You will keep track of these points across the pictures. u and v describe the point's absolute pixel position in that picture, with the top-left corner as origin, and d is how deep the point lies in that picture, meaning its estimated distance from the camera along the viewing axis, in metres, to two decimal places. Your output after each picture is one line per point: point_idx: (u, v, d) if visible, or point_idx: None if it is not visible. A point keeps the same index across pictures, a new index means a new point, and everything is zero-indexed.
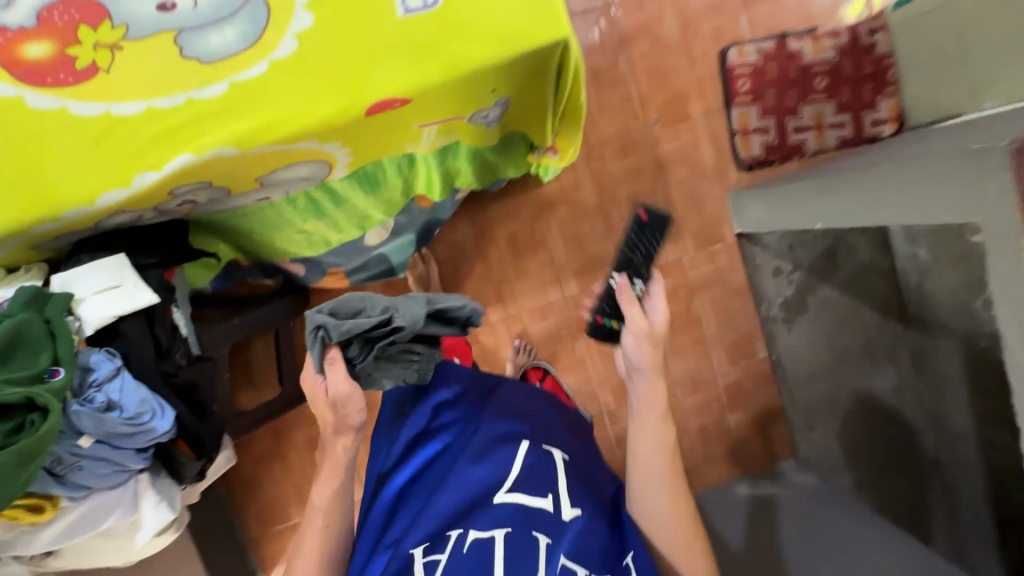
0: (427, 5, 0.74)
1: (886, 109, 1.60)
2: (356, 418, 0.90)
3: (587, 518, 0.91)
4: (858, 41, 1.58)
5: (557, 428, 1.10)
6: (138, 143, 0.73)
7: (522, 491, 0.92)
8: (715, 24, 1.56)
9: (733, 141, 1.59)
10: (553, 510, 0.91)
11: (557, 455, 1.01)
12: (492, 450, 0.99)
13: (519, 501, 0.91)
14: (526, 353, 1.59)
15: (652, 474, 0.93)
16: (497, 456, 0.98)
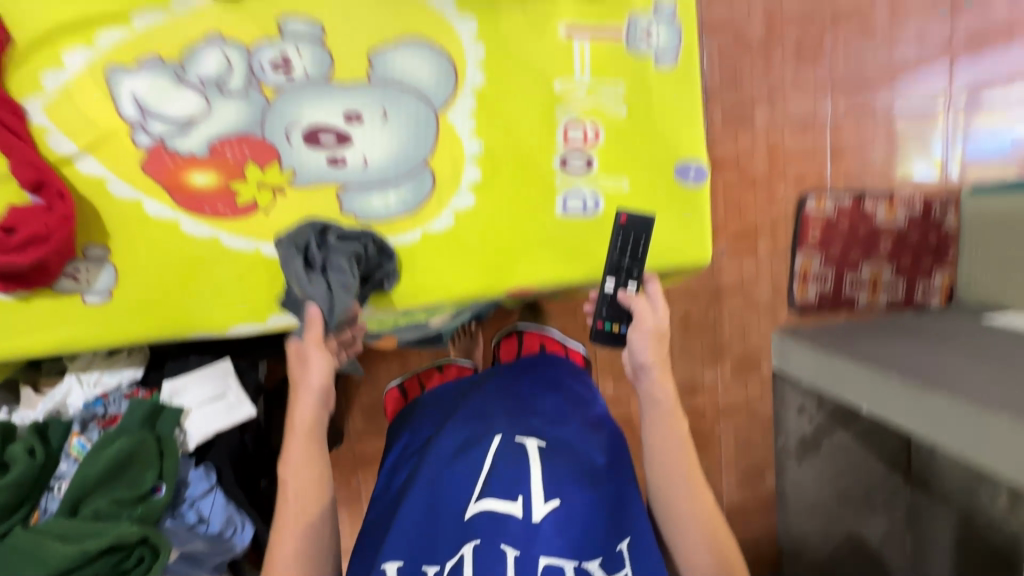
0: (587, 210, 0.76)
1: (938, 283, 1.67)
2: (321, 381, 0.63)
3: (568, 511, 0.63)
4: (929, 214, 1.63)
5: (555, 400, 0.80)
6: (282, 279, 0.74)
7: (492, 493, 0.63)
8: (799, 169, 1.59)
9: (791, 284, 1.63)
10: (523, 514, 0.62)
11: (534, 442, 0.69)
12: (452, 462, 0.68)
13: (490, 515, 0.61)
14: None
15: (663, 468, 0.67)
16: (469, 449, 0.69)
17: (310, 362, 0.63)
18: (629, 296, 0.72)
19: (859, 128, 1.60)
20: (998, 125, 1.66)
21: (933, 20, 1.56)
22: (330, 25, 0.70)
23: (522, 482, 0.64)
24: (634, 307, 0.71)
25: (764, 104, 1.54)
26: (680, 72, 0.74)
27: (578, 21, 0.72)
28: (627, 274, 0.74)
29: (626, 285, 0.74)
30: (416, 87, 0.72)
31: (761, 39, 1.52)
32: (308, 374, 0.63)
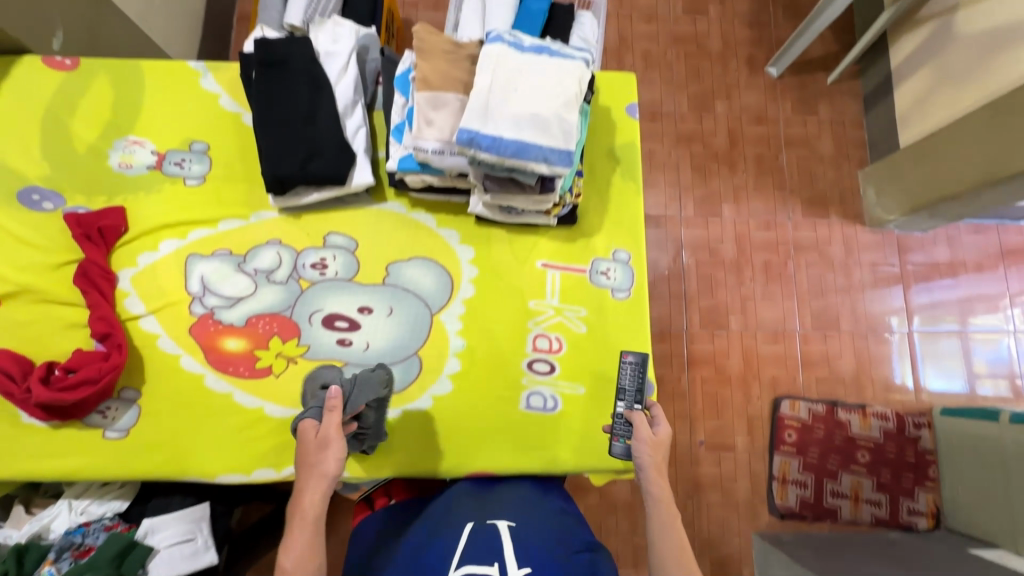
0: (547, 408, 0.88)
1: (923, 503, 1.65)
2: (334, 469, 0.66)
3: None
4: (904, 429, 1.68)
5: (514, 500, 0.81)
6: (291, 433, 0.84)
7: (471, 561, 0.63)
8: (773, 373, 1.71)
9: (770, 485, 1.64)
10: None
11: (501, 523, 0.71)
12: (429, 546, 0.68)
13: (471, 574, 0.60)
14: None
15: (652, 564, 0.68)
16: (445, 538, 0.69)
17: (330, 445, 0.67)
18: (636, 414, 0.79)
19: (827, 341, 1.74)
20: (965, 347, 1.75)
21: (885, 258, 1.80)
22: (361, 241, 0.92)
23: (495, 551, 0.64)
24: (638, 417, 0.79)
25: (737, 312, 1.74)
26: (632, 304, 0.92)
27: (552, 258, 0.92)
28: (631, 399, 0.83)
29: (632, 407, 0.81)
30: (419, 293, 0.91)
31: (733, 258, 1.77)
32: (324, 458, 0.66)
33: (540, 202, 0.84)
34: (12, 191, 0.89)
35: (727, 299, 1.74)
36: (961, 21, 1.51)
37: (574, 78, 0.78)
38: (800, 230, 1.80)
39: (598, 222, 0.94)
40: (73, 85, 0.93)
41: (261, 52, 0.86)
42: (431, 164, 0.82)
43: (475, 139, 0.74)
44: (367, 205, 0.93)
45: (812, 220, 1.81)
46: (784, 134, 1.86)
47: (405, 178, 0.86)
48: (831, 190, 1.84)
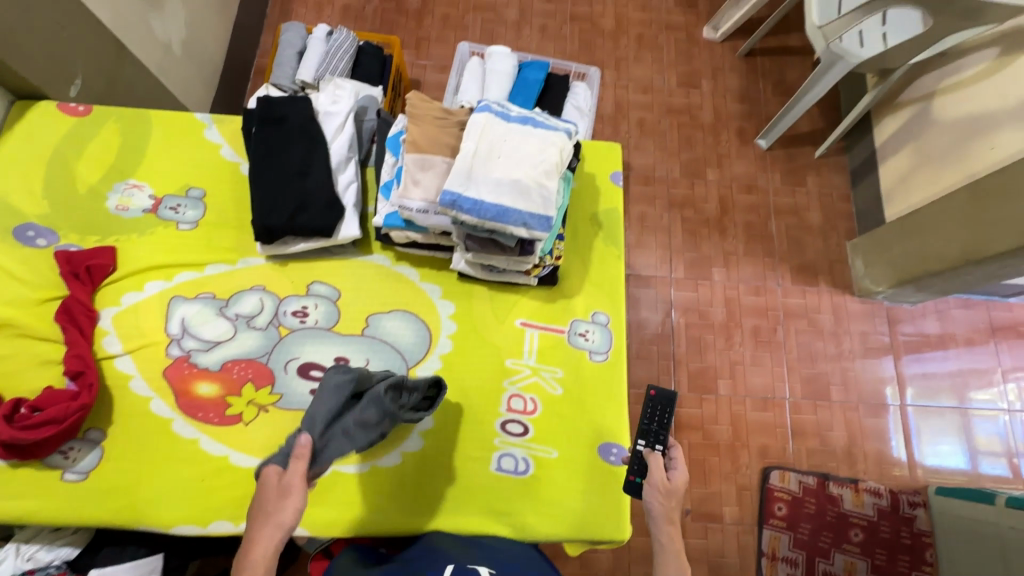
0: (517, 471, 0.86)
1: None
2: (291, 521, 0.64)
3: None
4: (898, 508, 1.62)
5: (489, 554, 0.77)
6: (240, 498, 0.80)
7: None
8: (762, 441, 1.67)
9: (759, 561, 1.57)
10: None
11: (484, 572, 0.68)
12: None
13: None
14: None
15: None
16: None
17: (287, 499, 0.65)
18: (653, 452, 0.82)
19: (818, 411, 1.71)
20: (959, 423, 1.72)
21: (875, 328, 1.80)
22: (344, 291, 0.93)
23: None
24: (654, 458, 0.81)
25: (726, 377, 1.72)
26: (609, 368, 0.91)
27: (531, 317, 0.93)
28: (652, 439, 0.85)
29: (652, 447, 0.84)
30: (397, 346, 0.91)
31: (722, 322, 1.77)
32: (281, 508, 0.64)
33: (520, 262, 0.86)
34: (8, 227, 0.91)
35: (716, 363, 1.73)
36: (940, 106, 1.58)
37: (556, 148, 0.82)
38: (790, 297, 1.82)
39: (579, 284, 0.95)
40: (81, 131, 0.98)
41: (263, 109, 0.91)
42: (416, 221, 0.85)
43: (457, 202, 0.77)
44: (353, 256, 0.95)
45: (801, 287, 1.83)
46: (774, 203, 1.91)
47: (391, 233, 0.88)
48: (819, 259, 1.86)
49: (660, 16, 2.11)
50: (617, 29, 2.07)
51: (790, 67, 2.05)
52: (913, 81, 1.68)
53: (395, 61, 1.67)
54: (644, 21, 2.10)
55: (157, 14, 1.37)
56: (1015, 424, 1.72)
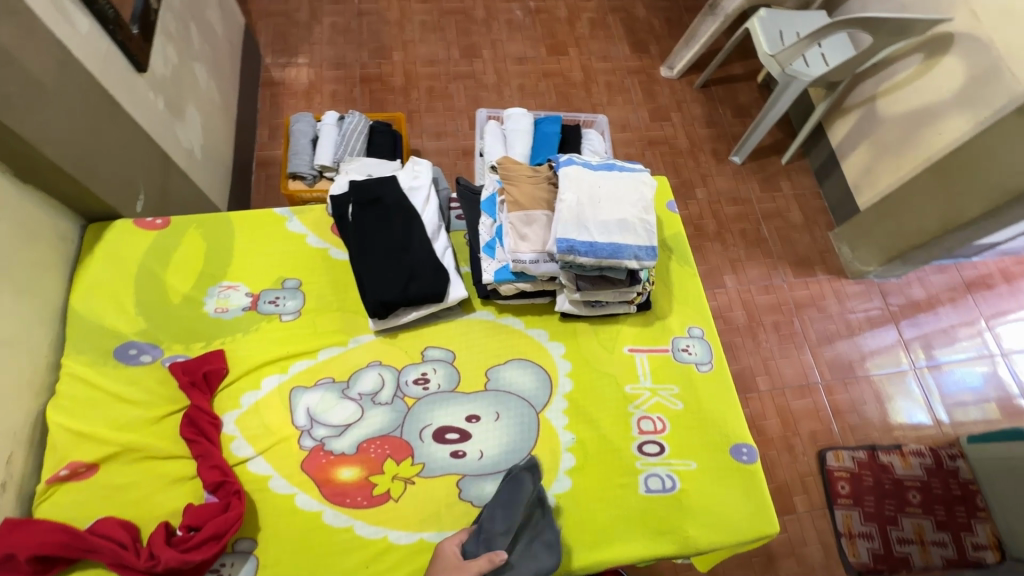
0: (666, 489, 0.89)
1: (983, 534, 1.67)
2: None
3: None
4: (941, 462, 1.75)
5: None
6: None
7: None
8: (809, 427, 1.77)
9: (840, 543, 1.63)
10: None
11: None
12: None
13: None
14: None
15: None
16: None
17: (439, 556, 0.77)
18: None
19: (849, 389, 1.84)
20: (970, 377, 1.88)
21: (874, 304, 1.98)
22: (458, 351, 0.96)
23: None
24: None
25: (762, 373, 1.83)
26: (717, 375, 0.99)
27: (635, 342, 1.00)
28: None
29: None
30: (522, 394, 0.94)
31: (745, 323, 1.90)
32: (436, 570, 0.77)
33: (624, 292, 0.94)
34: (109, 349, 0.89)
35: (750, 361, 1.84)
36: (884, 106, 1.84)
37: (645, 188, 0.91)
38: (796, 289, 1.98)
39: (669, 304, 1.04)
40: (165, 242, 0.98)
41: (358, 194, 0.97)
42: (525, 272, 0.91)
43: (574, 247, 0.84)
44: (459, 317, 0.99)
45: (803, 279, 2.00)
46: (760, 210, 2.11)
47: (500, 288, 0.94)
48: (811, 252, 2.06)
49: (620, 63, 2.33)
50: (586, 79, 2.28)
51: (741, 92, 2.31)
52: (854, 88, 1.95)
53: (404, 135, 1.76)
54: (609, 70, 2.32)
55: (181, 123, 1.39)
56: (1011, 366, 1.91)
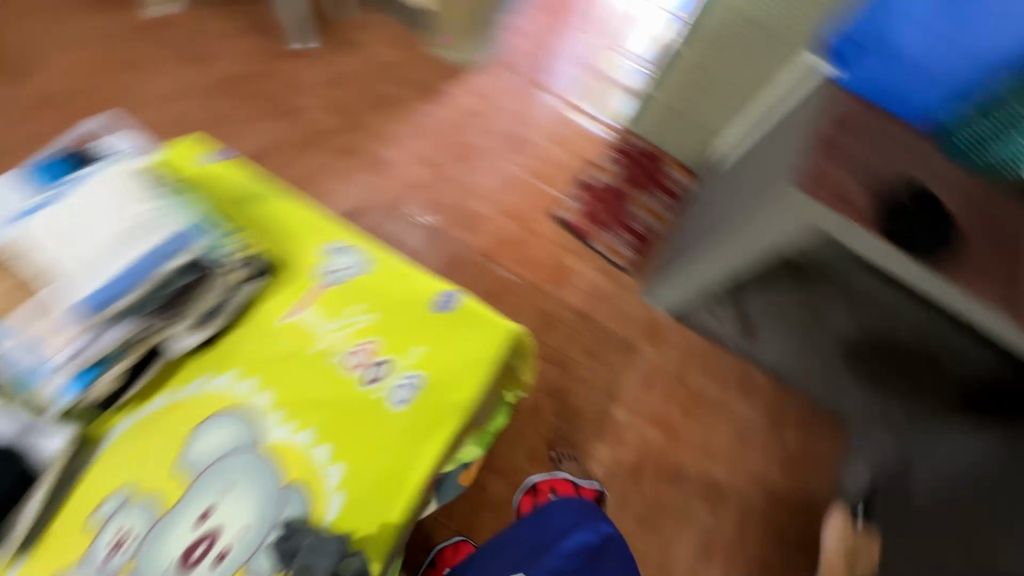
0: (416, 388, 0.88)
1: (678, 173, 2.03)
2: None
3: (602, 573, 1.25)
4: (624, 150, 2.04)
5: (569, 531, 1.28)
6: None
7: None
8: (536, 204, 1.96)
9: (610, 261, 1.91)
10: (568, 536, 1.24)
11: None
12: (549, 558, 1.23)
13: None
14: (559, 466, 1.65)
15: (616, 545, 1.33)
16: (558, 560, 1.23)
17: None
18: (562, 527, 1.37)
19: (539, 154, 2.02)
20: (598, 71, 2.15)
21: (505, 76, 2.10)
22: (132, 477, 0.80)
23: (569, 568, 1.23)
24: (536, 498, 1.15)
25: (474, 198, 1.94)
26: (376, 264, 0.96)
27: (288, 304, 0.92)
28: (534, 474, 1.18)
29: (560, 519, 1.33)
30: (231, 449, 0.82)
31: (431, 175, 1.95)
32: None
33: (215, 283, 0.85)
34: None
35: (457, 198, 1.93)
36: None
37: (118, 191, 0.86)
38: (442, 115, 2.03)
39: (288, 245, 0.97)
40: None
41: None
42: (96, 358, 0.78)
43: (99, 297, 0.78)
44: (95, 455, 0.81)
45: (441, 102, 2.04)
46: (367, 74, 2.04)
47: (92, 393, 0.79)
48: (433, 75, 2.07)
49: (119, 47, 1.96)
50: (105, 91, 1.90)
51: None
52: None
53: None
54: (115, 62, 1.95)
55: None
56: (619, 41, 2.21)
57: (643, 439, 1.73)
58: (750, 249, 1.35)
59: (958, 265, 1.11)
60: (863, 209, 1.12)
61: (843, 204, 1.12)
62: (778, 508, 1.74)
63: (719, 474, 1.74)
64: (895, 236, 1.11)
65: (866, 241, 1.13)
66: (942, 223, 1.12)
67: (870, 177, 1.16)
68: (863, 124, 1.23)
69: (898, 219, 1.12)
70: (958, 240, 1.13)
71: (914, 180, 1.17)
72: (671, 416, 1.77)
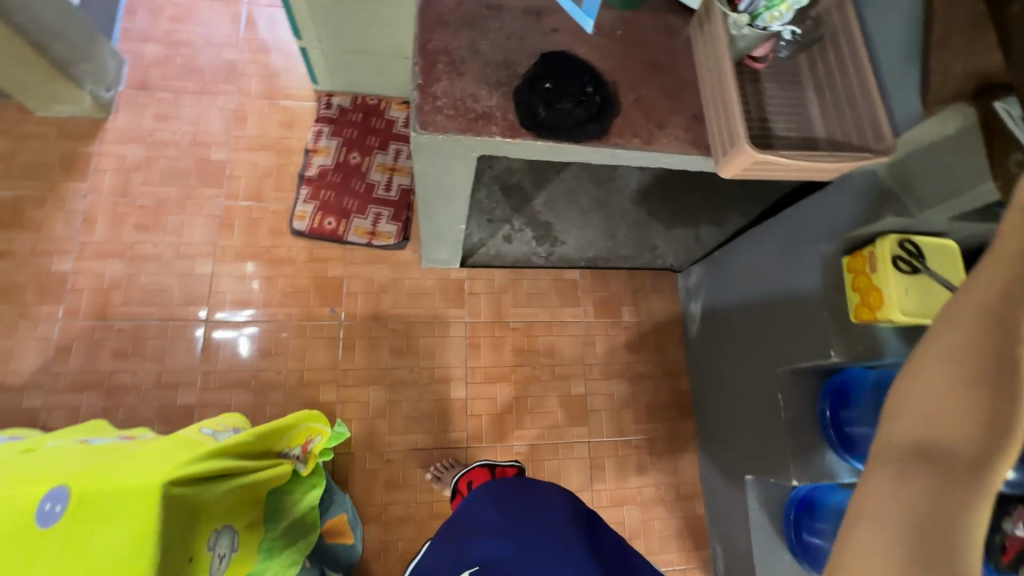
0: None
1: (399, 111, 1.83)
2: None
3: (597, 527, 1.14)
4: (331, 117, 1.79)
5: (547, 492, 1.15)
6: None
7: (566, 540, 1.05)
8: (267, 228, 1.68)
9: (378, 245, 1.70)
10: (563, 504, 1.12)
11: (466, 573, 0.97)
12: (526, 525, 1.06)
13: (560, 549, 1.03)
14: (447, 470, 1.54)
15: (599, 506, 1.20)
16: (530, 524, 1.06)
17: None
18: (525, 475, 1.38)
19: (238, 172, 1.71)
20: (254, 49, 1.84)
21: (151, 102, 1.72)
22: None
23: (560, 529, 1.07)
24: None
25: (192, 261, 1.61)
26: None
27: None
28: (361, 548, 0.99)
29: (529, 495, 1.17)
30: None
31: (125, 263, 1.59)
32: None
33: None
34: None
35: (175, 270, 1.60)
36: None
37: None
38: (102, 185, 1.64)
39: None
40: None
41: None
42: None
43: None
44: None
45: (91, 172, 1.65)
46: None
47: None
48: (61, 145, 1.66)
49: None
50: None
51: None
52: None
53: None
54: None
55: None
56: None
57: (492, 400, 1.66)
58: (451, 199, 1.18)
59: (622, 123, 0.99)
60: (501, 111, 0.95)
61: (479, 119, 0.94)
62: (644, 385, 1.75)
63: (577, 388, 1.71)
64: (549, 128, 0.95)
65: (517, 147, 0.96)
66: (585, 87, 0.99)
67: (496, 69, 0.97)
68: (463, 11, 1.00)
69: (535, 107, 0.95)
70: (611, 94, 1.00)
71: (545, 51, 0.99)
72: (510, 362, 1.69)
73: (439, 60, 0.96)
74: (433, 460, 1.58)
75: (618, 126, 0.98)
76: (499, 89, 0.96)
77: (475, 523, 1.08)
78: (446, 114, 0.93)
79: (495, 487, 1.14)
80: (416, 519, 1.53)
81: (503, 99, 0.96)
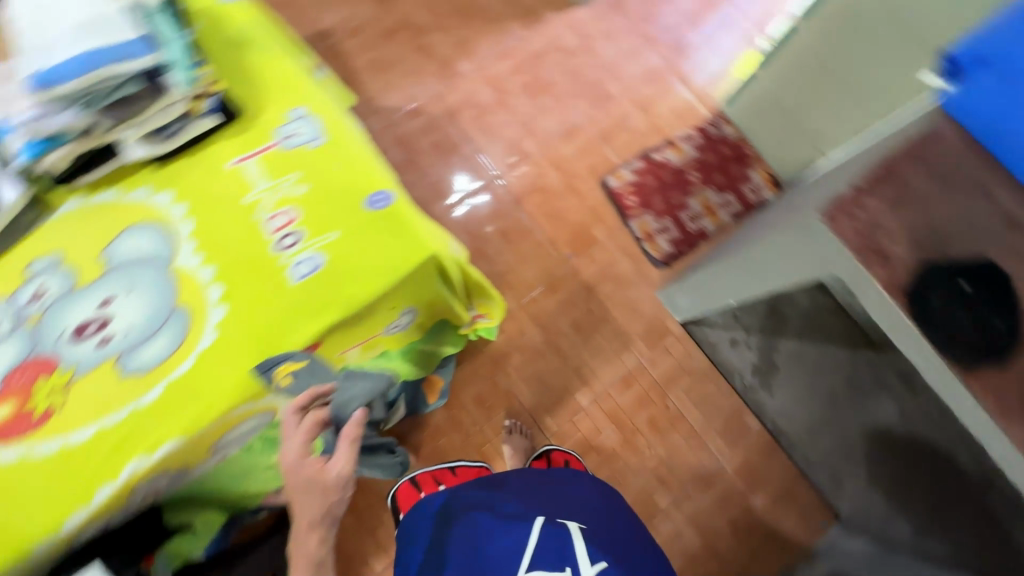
0: (316, 269, 0.90)
1: (759, 177, 1.82)
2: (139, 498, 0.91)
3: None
4: (709, 135, 1.87)
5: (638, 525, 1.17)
6: (133, 441, 0.83)
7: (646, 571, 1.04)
8: (588, 163, 1.84)
9: (642, 247, 1.77)
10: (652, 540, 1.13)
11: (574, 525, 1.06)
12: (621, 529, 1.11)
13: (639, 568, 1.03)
14: (520, 431, 1.60)
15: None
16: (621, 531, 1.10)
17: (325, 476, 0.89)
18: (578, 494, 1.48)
19: (611, 111, 1.89)
20: (706, 47, 1.99)
21: (610, 21, 1.98)
22: (61, 250, 0.92)
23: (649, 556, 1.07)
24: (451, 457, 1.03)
25: (527, 136, 1.85)
26: (332, 142, 0.98)
27: (241, 153, 0.97)
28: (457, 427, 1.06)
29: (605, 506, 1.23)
30: (145, 257, 0.91)
31: (494, 99, 1.88)
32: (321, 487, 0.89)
33: (169, 104, 0.92)
34: None
35: (512, 131, 1.85)
36: None
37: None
38: (532, 42, 1.94)
39: (261, 101, 1.01)
40: None
41: None
42: (49, 133, 0.86)
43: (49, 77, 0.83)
44: (39, 220, 0.94)
45: (535, 29, 1.96)
46: None
47: (43, 164, 0.88)
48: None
49: None
50: None
51: None
52: None
53: None
54: None
55: None
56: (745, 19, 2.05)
57: (595, 430, 1.65)
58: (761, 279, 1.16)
59: (996, 379, 0.84)
60: (899, 266, 0.90)
61: (873, 254, 0.90)
62: (710, 561, 1.58)
63: (659, 498, 1.61)
64: (926, 318, 0.88)
65: (876, 301, 0.91)
66: (993, 321, 0.86)
67: (926, 232, 0.90)
68: (947, 165, 0.94)
69: (931, 292, 0.88)
70: (1017, 350, 0.84)
71: (992, 260, 0.88)
72: (635, 422, 1.66)
73: (892, 181, 0.93)
74: (517, 417, 1.64)
75: (988, 376, 0.85)
76: (915, 245, 0.90)
77: (574, 498, 1.16)
78: (854, 226, 0.92)
79: (602, 485, 1.22)
80: (466, 438, 1.62)
81: (909, 255, 0.90)
